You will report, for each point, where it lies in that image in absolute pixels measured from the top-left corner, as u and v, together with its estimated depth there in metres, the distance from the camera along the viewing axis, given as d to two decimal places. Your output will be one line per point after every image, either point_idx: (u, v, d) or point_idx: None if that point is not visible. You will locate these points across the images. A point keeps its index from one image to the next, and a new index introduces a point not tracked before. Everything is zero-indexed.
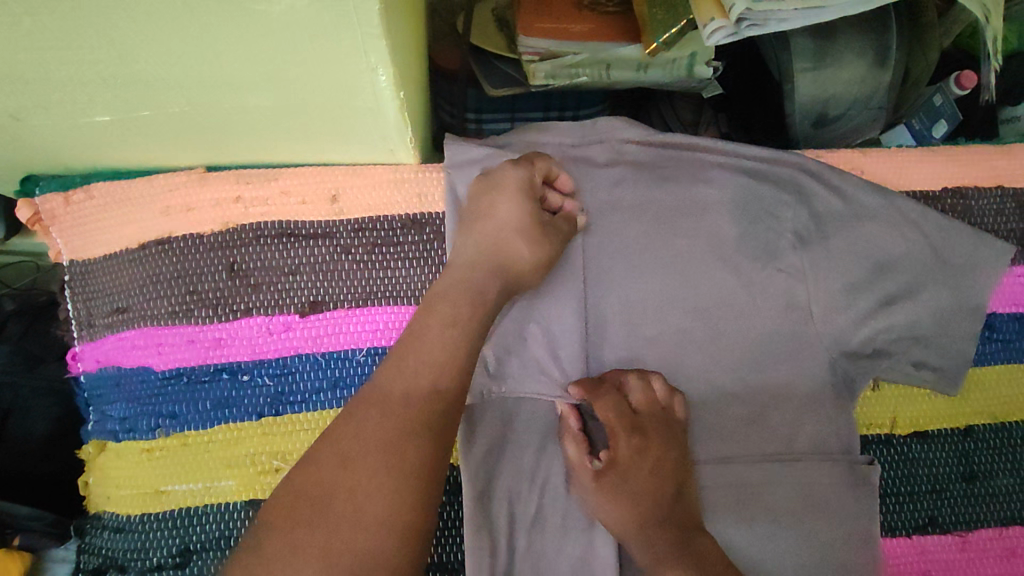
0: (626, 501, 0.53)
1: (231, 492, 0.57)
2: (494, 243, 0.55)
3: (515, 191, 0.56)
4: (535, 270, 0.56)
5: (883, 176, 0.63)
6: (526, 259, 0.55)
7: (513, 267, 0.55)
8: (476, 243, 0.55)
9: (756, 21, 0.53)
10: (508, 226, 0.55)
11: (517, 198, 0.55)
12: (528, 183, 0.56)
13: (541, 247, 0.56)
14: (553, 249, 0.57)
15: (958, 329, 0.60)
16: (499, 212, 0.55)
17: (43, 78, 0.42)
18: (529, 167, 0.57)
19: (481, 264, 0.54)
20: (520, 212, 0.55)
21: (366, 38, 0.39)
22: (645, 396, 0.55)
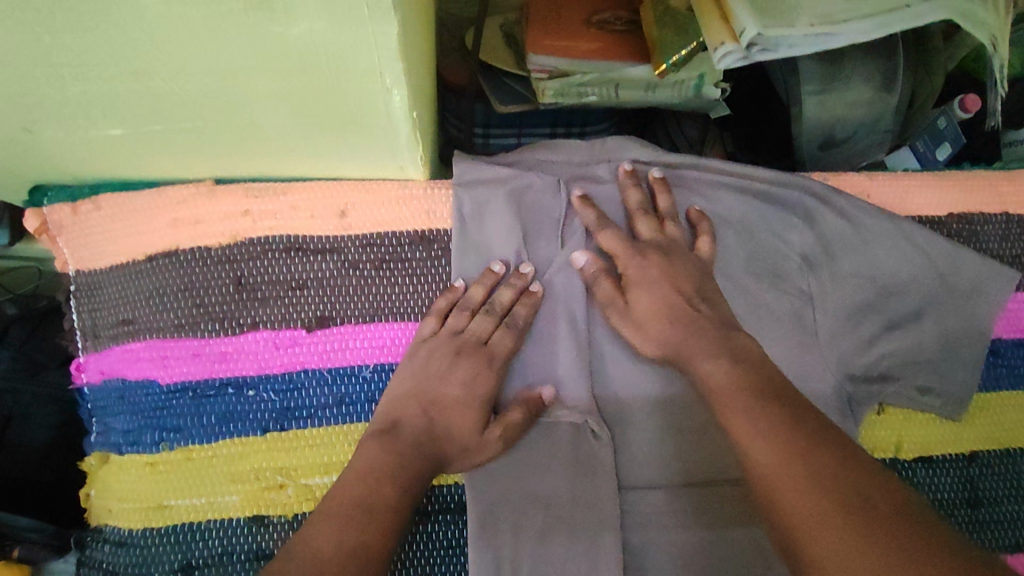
0: (658, 312, 0.55)
1: (234, 507, 0.56)
2: (430, 419, 0.55)
3: (466, 393, 0.56)
4: (469, 459, 0.55)
5: (890, 201, 0.63)
6: (464, 440, 0.54)
7: (448, 451, 0.54)
8: (415, 417, 0.55)
9: (768, 46, 0.54)
10: (447, 400, 0.56)
11: (458, 378, 0.56)
12: (479, 372, 0.57)
13: (479, 450, 0.55)
14: (487, 434, 0.55)
15: (964, 354, 0.60)
16: (447, 415, 0.55)
17: (57, 92, 0.42)
18: (478, 363, 0.57)
19: (418, 440, 0.53)
20: (469, 418, 0.55)
21: (383, 60, 0.39)
22: (647, 225, 0.59)
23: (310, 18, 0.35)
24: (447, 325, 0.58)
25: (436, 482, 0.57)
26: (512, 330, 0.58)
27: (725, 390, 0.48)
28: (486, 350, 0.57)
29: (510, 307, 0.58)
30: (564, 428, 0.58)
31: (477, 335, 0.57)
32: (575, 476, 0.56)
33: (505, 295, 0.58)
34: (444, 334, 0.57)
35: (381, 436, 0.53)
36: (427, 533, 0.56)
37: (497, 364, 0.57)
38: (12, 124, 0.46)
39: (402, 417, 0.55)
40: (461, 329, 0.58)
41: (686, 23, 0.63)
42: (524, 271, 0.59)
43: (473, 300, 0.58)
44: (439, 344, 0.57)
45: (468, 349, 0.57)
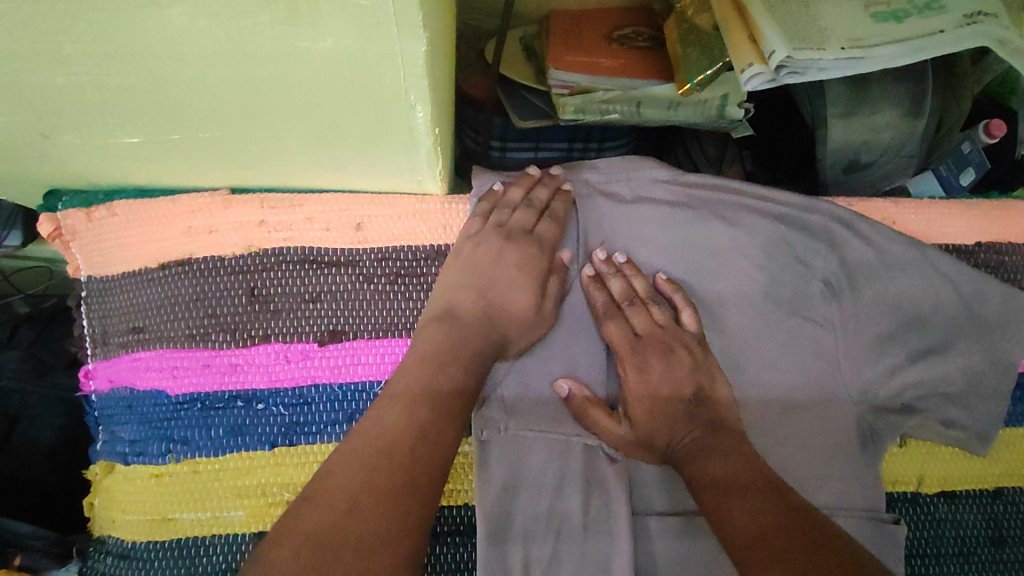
0: (660, 415, 0.55)
1: (240, 523, 0.55)
2: (485, 300, 0.56)
3: (521, 267, 0.57)
4: (525, 334, 0.57)
5: (916, 228, 0.62)
6: (519, 314, 0.56)
7: (506, 327, 0.56)
8: (470, 304, 0.56)
9: (797, 68, 0.52)
10: (500, 278, 0.57)
11: (508, 261, 0.57)
12: (528, 250, 0.58)
13: (536, 324, 0.57)
14: (542, 305, 0.57)
15: (991, 389, 0.58)
16: (502, 292, 0.57)
17: (77, 100, 0.42)
18: (526, 247, 0.58)
19: (473, 323, 0.55)
20: (523, 287, 0.57)
21: (409, 77, 0.39)
22: (641, 317, 0.58)
23: (336, 34, 0.35)
24: (492, 219, 0.58)
25: (446, 502, 0.56)
26: (556, 222, 0.59)
27: (721, 496, 0.49)
28: (534, 237, 0.58)
29: (550, 203, 0.60)
30: (579, 449, 0.56)
31: (523, 224, 0.58)
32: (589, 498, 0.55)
33: (542, 193, 0.60)
34: (490, 226, 0.58)
35: (437, 324, 0.54)
36: (436, 555, 0.55)
37: (544, 247, 0.59)
38: (30, 130, 0.46)
39: (454, 300, 0.56)
40: (506, 220, 0.58)
41: (712, 42, 0.62)
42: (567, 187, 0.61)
43: (513, 198, 0.59)
44: (486, 236, 0.57)
45: (516, 235, 0.58)
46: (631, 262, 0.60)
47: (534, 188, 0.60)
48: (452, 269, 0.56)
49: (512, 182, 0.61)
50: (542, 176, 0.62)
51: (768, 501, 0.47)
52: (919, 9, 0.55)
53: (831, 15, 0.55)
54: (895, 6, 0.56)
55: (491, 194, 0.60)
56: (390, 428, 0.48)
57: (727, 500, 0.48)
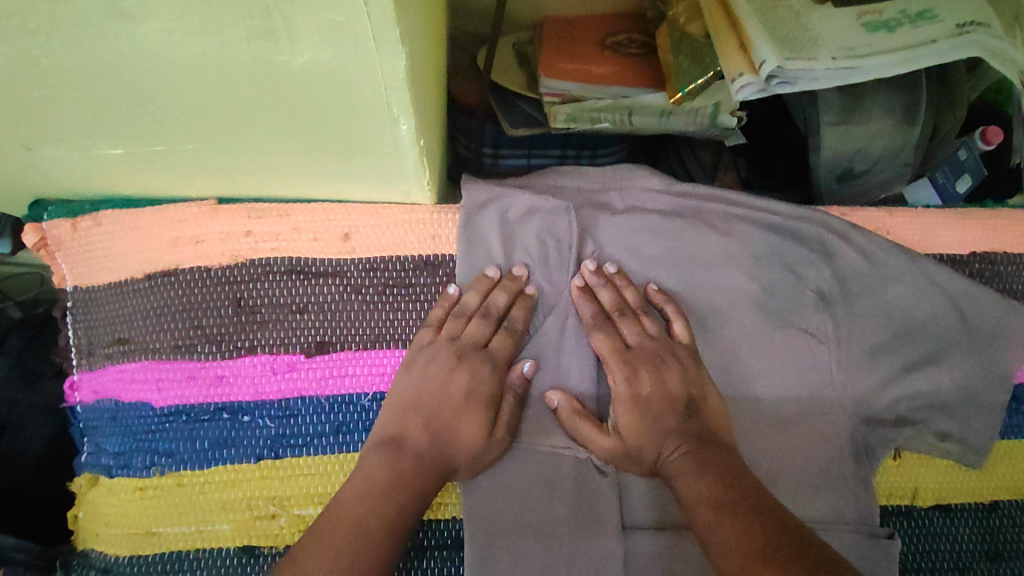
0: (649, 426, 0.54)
1: (224, 537, 0.55)
2: (435, 430, 0.53)
3: (469, 394, 0.54)
4: (476, 462, 0.53)
5: (910, 237, 0.61)
6: (469, 446, 0.53)
7: (454, 456, 0.53)
8: (418, 430, 0.53)
9: (787, 78, 0.52)
10: (449, 404, 0.54)
11: (459, 385, 0.55)
12: (478, 372, 0.55)
13: (487, 449, 0.53)
14: (493, 434, 0.54)
15: (987, 402, 0.57)
16: (454, 426, 0.53)
17: (56, 113, 0.41)
18: (477, 364, 0.55)
19: (421, 453, 0.52)
20: (472, 417, 0.53)
21: (390, 90, 0.38)
22: (631, 329, 0.57)
23: (314, 49, 0.34)
24: (446, 330, 0.56)
25: (432, 516, 0.56)
26: (512, 336, 0.57)
27: (706, 509, 0.48)
28: (486, 355, 0.56)
29: (508, 309, 0.57)
30: (568, 463, 0.55)
31: (475, 338, 0.56)
32: (576, 517, 0.54)
33: (500, 299, 0.57)
34: (442, 339, 0.56)
35: (382, 452, 0.52)
36: (422, 570, 0.54)
37: (498, 367, 0.56)
38: (11, 142, 0.45)
39: (403, 429, 0.53)
40: (458, 332, 0.56)
41: (701, 50, 0.62)
42: (528, 291, 0.58)
43: (468, 305, 0.57)
44: (438, 350, 0.55)
45: (468, 353, 0.55)
46: (621, 272, 0.59)
47: (493, 291, 0.57)
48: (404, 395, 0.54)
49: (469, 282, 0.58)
50: (502, 276, 0.58)
51: (756, 518, 0.46)
52: (912, 18, 0.54)
53: (823, 24, 0.55)
54: (888, 15, 0.55)
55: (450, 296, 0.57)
56: (355, 508, 0.48)
57: (715, 516, 0.47)
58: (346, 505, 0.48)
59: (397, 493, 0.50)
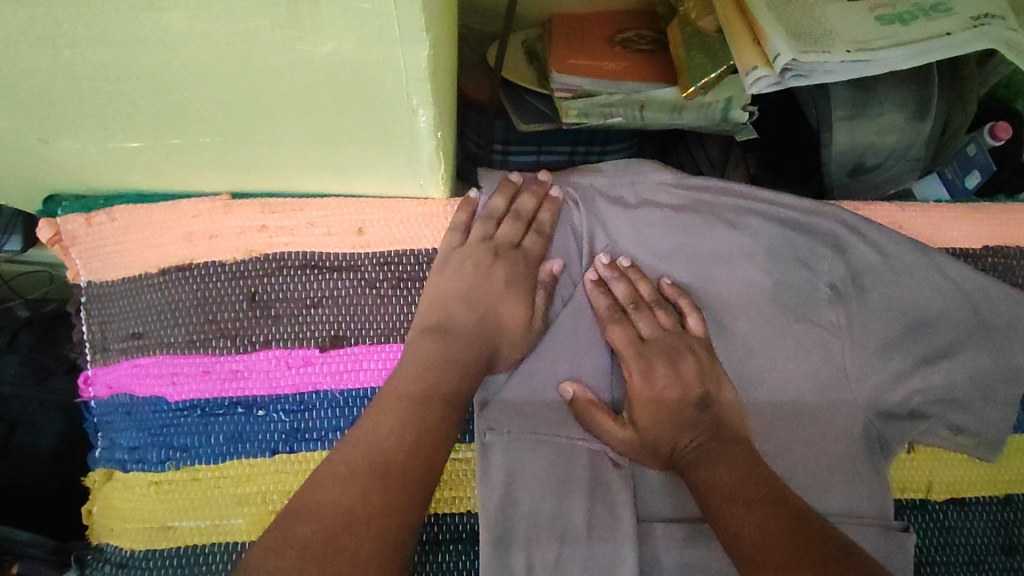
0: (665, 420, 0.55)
1: (240, 531, 0.55)
2: (478, 314, 0.56)
3: (510, 281, 0.57)
4: (518, 347, 0.56)
5: (922, 232, 0.61)
6: (511, 328, 0.56)
7: (498, 337, 0.56)
8: (462, 313, 0.55)
9: (802, 71, 0.52)
10: (490, 292, 0.56)
11: (498, 275, 0.57)
12: (514, 266, 0.57)
13: (527, 337, 0.57)
14: (531, 319, 0.57)
15: (1001, 395, 0.57)
16: (497, 307, 0.56)
17: (75, 105, 0.41)
18: (514, 262, 0.57)
19: (466, 333, 0.55)
20: (513, 303, 0.56)
21: (411, 81, 0.38)
22: (647, 322, 0.58)
23: (338, 38, 0.34)
24: (476, 233, 0.58)
25: (446, 509, 0.56)
26: (543, 235, 0.59)
27: (725, 502, 0.48)
28: (520, 253, 0.58)
29: (536, 212, 0.59)
30: (583, 454, 0.55)
31: (508, 239, 0.58)
32: (593, 504, 0.54)
33: (527, 202, 0.59)
34: (475, 240, 0.57)
35: (428, 335, 0.54)
36: (437, 563, 0.54)
37: (531, 262, 0.58)
38: (29, 135, 0.45)
39: (447, 314, 0.55)
40: (491, 234, 0.58)
41: (714, 46, 0.62)
42: (554, 194, 0.60)
43: (495, 209, 0.59)
44: (474, 250, 0.57)
45: (504, 251, 0.57)
46: (635, 265, 0.60)
47: (519, 196, 0.59)
48: (444, 284, 0.56)
49: (493, 188, 0.60)
50: (527, 184, 0.60)
51: (772, 509, 0.46)
52: (925, 11, 0.55)
53: (836, 18, 0.55)
54: (901, 8, 0.55)
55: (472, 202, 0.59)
56: (408, 392, 0.50)
57: (730, 508, 0.47)
58: (404, 381, 0.51)
59: (451, 363, 0.53)
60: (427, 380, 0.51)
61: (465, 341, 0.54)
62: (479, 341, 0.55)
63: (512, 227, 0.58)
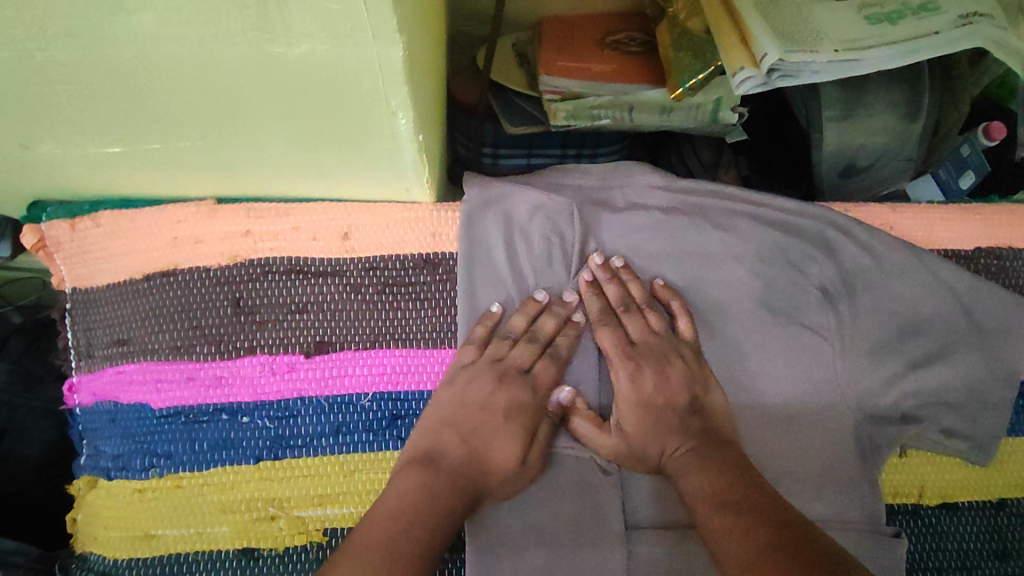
0: (654, 425, 0.54)
1: (223, 539, 0.54)
2: (470, 445, 0.52)
3: (509, 415, 0.54)
4: (506, 485, 0.52)
5: (915, 233, 0.61)
6: (502, 469, 0.52)
7: (486, 479, 0.51)
8: (453, 447, 0.52)
9: (789, 71, 0.52)
10: (486, 424, 0.53)
11: (497, 405, 0.54)
12: (518, 398, 0.54)
13: (518, 477, 0.52)
14: (526, 458, 0.53)
15: (993, 398, 0.57)
16: (488, 445, 0.53)
17: (52, 109, 0.41)
18: (520, 389, 0.55)
19: (454, 470, 0.51)
20: (510, 442, 0.53)
21: (388, 83, 0.38)
22: (637, 325, 0.57)
23: (311, 39, 0.34)
24: (488, 351, 0.56)
25: None
26: (556, 362, 0.56)
27: (713, 512, 0.47)
28: (527, 379, 0.55)
29: (553, 337, 0.57)
30: (571, 462, 0.55)
31: (520, 362, 0.55)
32: (581, 514, 0.53)
33: (548, 323, 0.57)
34: (485, 360, 0.55)
35: (415, 468, 0.50)
36: None
37: (539, 392, 0.55)
38: (8, 140, 0.45)
39: (438, 447, 0.52)
40: (503, 354, 0.56)
41: (703, 46, 0.61)
42: (577, 318, 0.58)
43: (515, 328, 0.56)
44: (480, 371, 0.55)
45: (510, 376, 0.55)
46: (627, 266, 0.59)
47: (541, 317, 0.57)
48: (437, 413, 0.53)
49: (500, 233, 0.58)
50: (551, 302, 0.58)
51: (759, 517, 0.45)
52: (914, 10, 0.54)
53: (824, 17, 0.55)
54: (889, 7, 0.55)
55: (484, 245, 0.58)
56: (390, 515, 0.47)
57: (723, 518, 0.46)
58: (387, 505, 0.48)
59: (435, 493, 0.49)
60: (415, 489, 0.48)
61: (449, 496, 0.49)
62: (465, 484, 0.50)
63: (523, 348, 0.56)
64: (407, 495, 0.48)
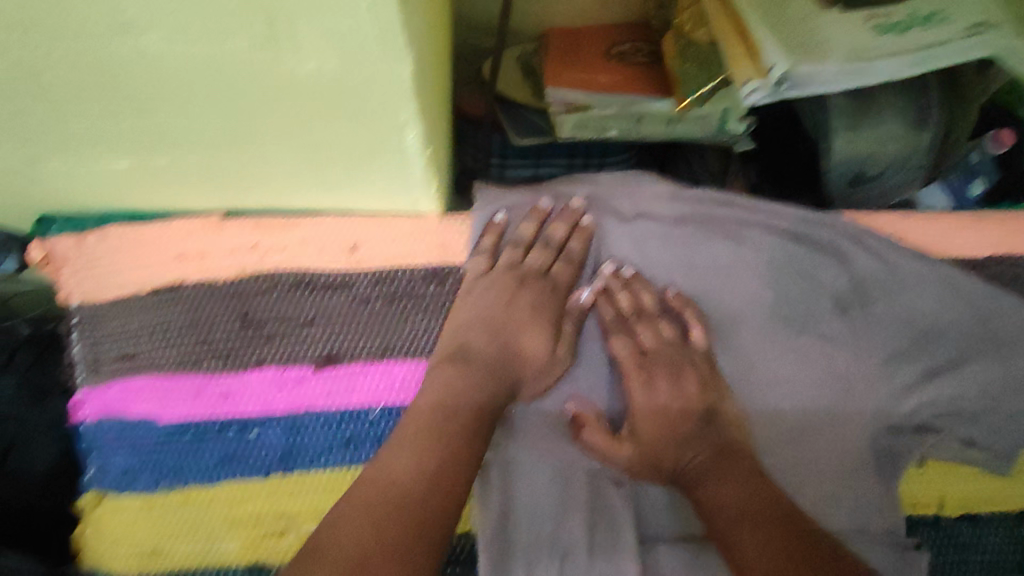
0: (670, 435, 0.54)
1: (232, 553, 0.55)
2: (500, 341, 0.55)
3: (536, 307, 0.56)
4: (541, 376, 0.55)
5: (927, 241, 0.60)
6: (535, 360, 0.54)
7: (521, 370, 0.54)
8: (485, 342, 0.54)
9: (798, 82, 0.51)
10: (515, 322, 0.55)
11: (523, 304, 0.56)
12: (543, 293, 0.57)
13: (554, 364, 0.55)
14: (557, 349, 0.55)
15: (1015, 408, 0.55)
16: (518, 336, 0.55)
17: (61, 126, 0.41)
18: (541, 289, 0.57)
19: (487, 362, 0.53)
20: (538, 333, 0.55)
21: (397, 98, 0.38)
22: (649, 334, 0.57)
23: (319, 57, 0.34)
24: (504, 259, 0.58)
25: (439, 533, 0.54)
26: (571, 264, 0.58)
27: (732, 523, 0.47)
28: (548, 280, 0.57)
29: (564, 241, 0.59)
30: (583, 473, 0.54)
31: (537, 267, 0.57)
32: (594, 524, 0.52)
33: (558, 231, 0.58)
34: (502, 268, 0.57)
35: (447, 365, 0.53)
36: None
37: (559, 290, 0.57)
38: (18, 156, 0.45)
39: (468, 339, 0.54)
40: (519, 262, 0.58)
41: (710, 57, 0.61)
42: (584, 221, 0.59)
43: (525, 235, 0.58)
44: (498, 278, 0.57)
45: (530, 278, 0.57)
46: (638, 275, 0.58)
47: (550, 222, 0.59)
48: (464, 311, 0.55)
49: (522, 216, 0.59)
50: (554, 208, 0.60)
51: (778, 529, 0.45)
52: (921, 20, 0.54)
53: (831, 27, 0.55)
54: (897, 18, 0.55)
55: (493, 225, 0.58)
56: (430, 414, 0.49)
57: (738, 529, 0.46)
58: (427, 404, 0.50)
59: (473, 392, 0.51)
60: (453, 390, 0.51)
61: (483, 386, 0.52)
62: (499, 370, 0.53)
63: (539, 255, 0.58)
64: (445, 394, 0.51)
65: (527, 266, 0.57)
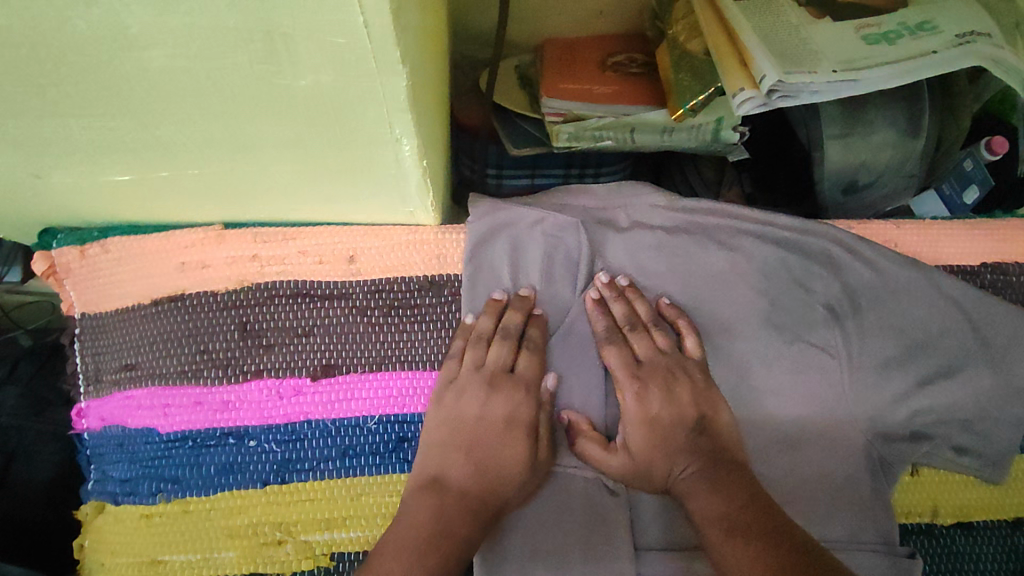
0: (662, 446, 0.54)
1: (231, 563, 0.55)
2: (476, 464, 0.52)
3: (508, 419, 0.54)
4: (519, 490, 0.52)
5: (919, 249, 0.61)
6: (514, 470, 0.52)
7: (500, 487, 0.52)
8: (460, 467, 0.52)
9: (789, 92, 0.52)
10: (487, 436, 0.53)
11: (494, 412, 0.54)
12: (512, 399, 0.54)
13: (532, 473, 0.53)
14: (536, 456, 0.53)
15: (1007, 416, 0.55)
16: (491, 457, 0.53)
17: (63, 141, 0.42)
18: (510, 391, 0.54)
19: (467, 493, 0.51)
20: (513, 448, 0.53)
21: (392, 111, 0.38)
22: (642, 343, 0.57)
23: (316, 72, 0.35)
24: (468, 360, 0.55)
25: None
26: (537, 352, 0.56)
27: (720, 542, 0.47)
28: (515, 378, 0.55)
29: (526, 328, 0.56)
30: (578, 482, 0.55)
31: (501, 363, 0.55)
32: (588, 540, 0.53)
33: (514, 317, 0.56)
34: (468, 369, 0.55)
35: (424, 493, 0.51)
36: None
37: (529, 387, 0.55)
38: (21, 171, 0.46)
39: (445, 466, 0.52)
40: (483, 361, 0.55)
41: (701, 67, 0.62)
42: (539, 311, 0.57)
43: (485, 329, 0.56)
44: (467, 385, 0.54)
45: (498, 381, 0.54)
46: (633, 285, 0.59)
47: (506, 312, 0.56)
48: (435, 431, 0.54)
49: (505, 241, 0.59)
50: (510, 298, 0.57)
51: (764, 541, 0.45)
52: (910, 30, 0.55)
53: (822, 38, 0.55)
54: (886, 28, 0.56)
55: (486, 247, 0.58)
56: (408, 532, 0.48)
57: (728, 543, 0.46)
58: (403, 528, 0.48)
59: (449, 516, 0.49)
60: (426, 518, 0.49)
61: (462, 517, 0.49)
62: (482, 501, 0.51)
63: (505, 349, 0.55)
64: (419, 520, 0.49)
65: (490, 367, 0.55)
